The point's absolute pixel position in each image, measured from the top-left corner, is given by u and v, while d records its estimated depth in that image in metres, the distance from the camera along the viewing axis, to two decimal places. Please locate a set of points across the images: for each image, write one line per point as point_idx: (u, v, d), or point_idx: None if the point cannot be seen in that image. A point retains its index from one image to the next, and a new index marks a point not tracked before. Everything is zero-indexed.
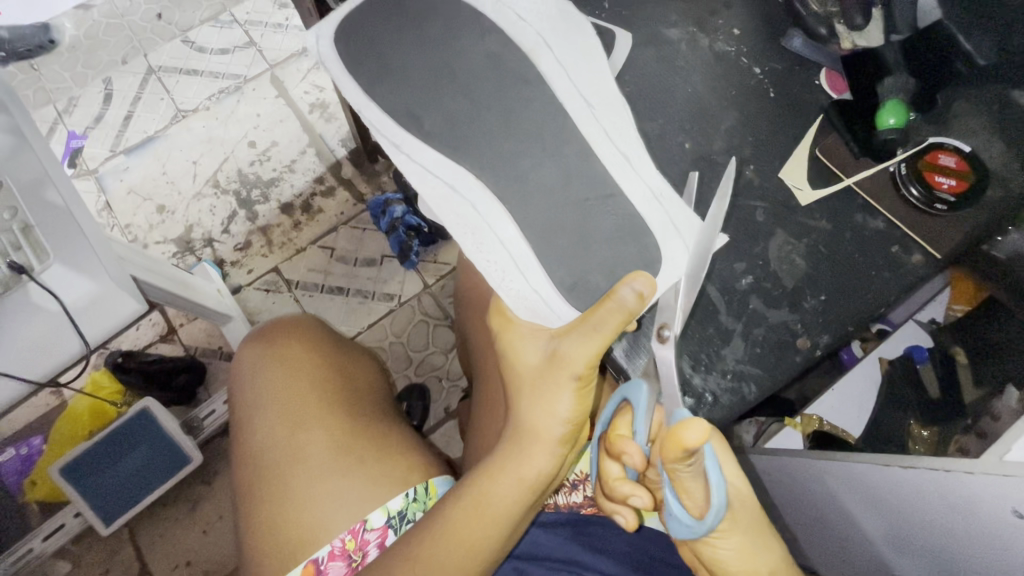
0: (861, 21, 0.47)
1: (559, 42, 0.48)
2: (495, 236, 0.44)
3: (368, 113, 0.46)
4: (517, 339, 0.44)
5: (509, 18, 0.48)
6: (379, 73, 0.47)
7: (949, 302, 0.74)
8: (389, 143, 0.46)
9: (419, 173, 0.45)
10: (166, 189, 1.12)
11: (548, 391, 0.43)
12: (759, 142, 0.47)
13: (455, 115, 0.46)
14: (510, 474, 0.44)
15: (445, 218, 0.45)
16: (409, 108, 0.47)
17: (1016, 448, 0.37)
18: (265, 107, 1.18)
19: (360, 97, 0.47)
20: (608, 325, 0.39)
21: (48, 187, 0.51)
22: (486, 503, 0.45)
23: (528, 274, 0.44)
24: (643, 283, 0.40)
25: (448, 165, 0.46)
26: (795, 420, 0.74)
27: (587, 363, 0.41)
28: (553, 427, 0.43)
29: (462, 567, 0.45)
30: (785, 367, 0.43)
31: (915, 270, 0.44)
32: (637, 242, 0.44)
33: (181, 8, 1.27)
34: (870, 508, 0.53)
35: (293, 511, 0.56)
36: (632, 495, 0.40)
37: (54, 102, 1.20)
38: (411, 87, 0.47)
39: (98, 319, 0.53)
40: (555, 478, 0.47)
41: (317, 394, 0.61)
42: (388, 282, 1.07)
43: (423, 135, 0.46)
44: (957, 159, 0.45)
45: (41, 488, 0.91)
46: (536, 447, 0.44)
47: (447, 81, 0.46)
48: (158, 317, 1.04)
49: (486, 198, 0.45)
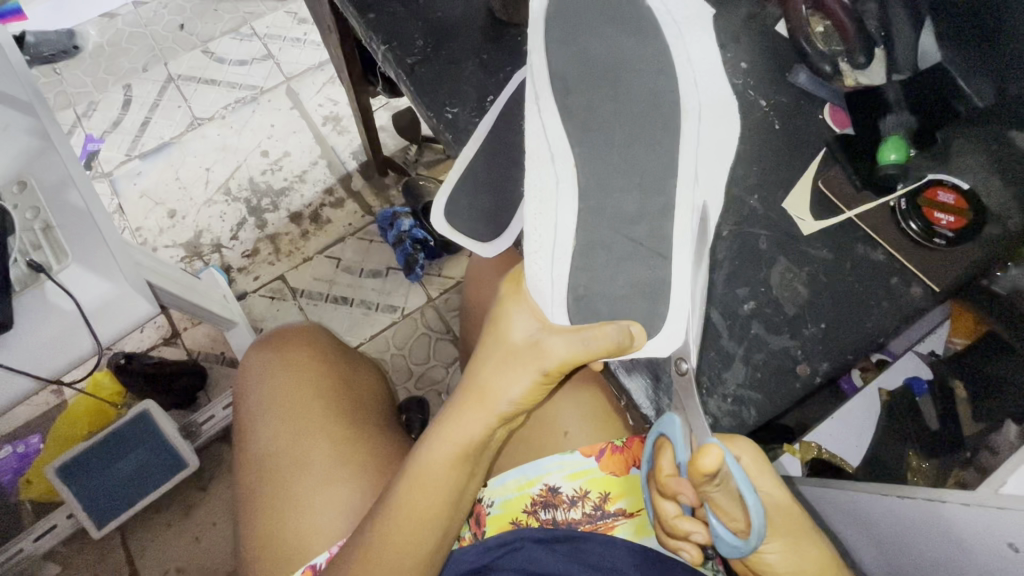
0: (864, 60, 0.49)
1: (709, 68, 0.46)
2: (556, 218, 0.44)
3: (536, 55, 0.46)
4: (513, 315, 0.45)
5: (681, 53, 0.46)
6: (563, 37, 0.46)
7: (948, 334, 0.71)
8: (530, 90, 0.46)
9: (535, 129, 0.45)
10: (178, 195, 1.14)
11: (514, 370, 0.44)
12: (763, 172, 0.49)
13: (594, 107, 0.45)
14: (450, 443, 0.46)
15: (530, 175, 0.45)
16: (565, 79, 0.46)
17: (1013, 481, 0.38)
18: (280, 117, 1.21)
19: (539, 42, 0.46)
20: (596, 346, 0.41)
21: (69, 189, 0.51)
22: (423, 476, 0.46)
23: (559, 255, 0.44)
24: (637, 331, 0.42)
25: (564, 138, 0.45)
26: (794, 447, 0.71)
27: (559, 365, 0.43)
28: (503, 402, 0.45)
29: (407, 550, 0.46)
30: (786, 393, 0.44)
31: (913, 302, 0.45)
32: (651, 301, 0.44)
33: (203, 20, 1.31)
34: (865, 534, 0.54)
35: (269, 499, 0.57)
36: (694, 531, 0.41)
37: (74, 105, 1.22)
38: (578, 64, 0.46)
39: (109, 319, 0.57)
40: (488, 448, 0.48)
41: (307, 384, 0.63)
42: (392, 294, 1.08)
43: (563, 105, 0.45)
44: (956, 196, 0.46)
45: (36, 487, 0.91)
46: (479, 416, 0.45)
47: (593, 85, 0.45)
48: (163, 320, 1.06)
49: (570, 184, 0.44)
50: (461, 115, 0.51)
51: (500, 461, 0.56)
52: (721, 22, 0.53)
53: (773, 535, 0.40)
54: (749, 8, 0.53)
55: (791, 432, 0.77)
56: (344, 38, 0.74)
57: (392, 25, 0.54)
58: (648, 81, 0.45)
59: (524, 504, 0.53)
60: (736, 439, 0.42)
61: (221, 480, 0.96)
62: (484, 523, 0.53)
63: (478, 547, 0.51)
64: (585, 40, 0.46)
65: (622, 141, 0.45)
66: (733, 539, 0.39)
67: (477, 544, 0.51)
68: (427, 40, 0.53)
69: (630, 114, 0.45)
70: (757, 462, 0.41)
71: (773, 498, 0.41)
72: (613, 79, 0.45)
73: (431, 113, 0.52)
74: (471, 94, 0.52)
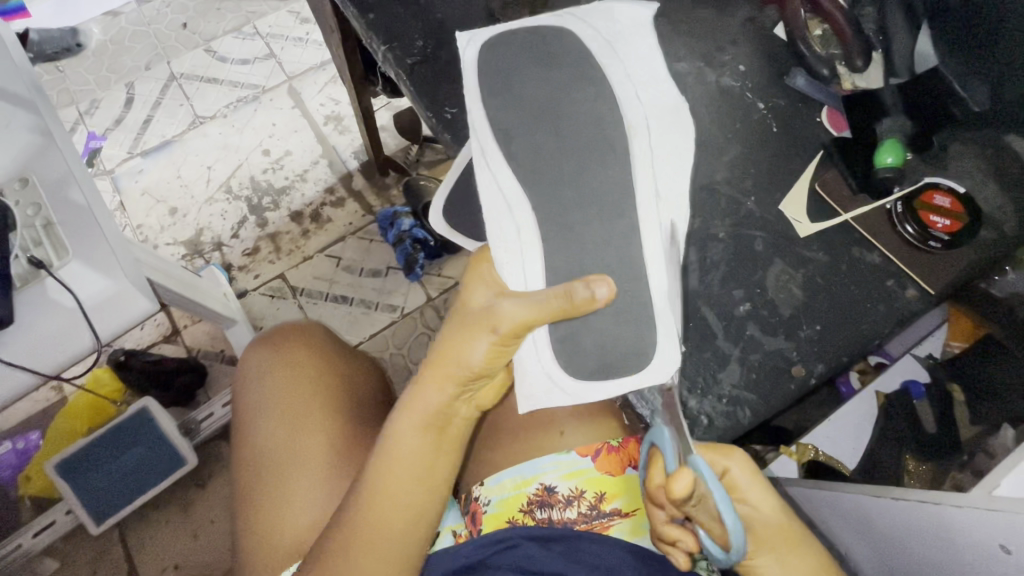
0: (861, 64, 0.50)
1: (652, 82, 0.47)
2: (519, 267, 0.44)
3: (473, 111, 0.45)
4: (472, 285, 0.46)
5: (618, 73, 0.46)
6: (499, 82, 0.46)
7: (947, 339, 0.73)
8: (476, 146, 0.45)
9: (486, 180, 0.44)
10: (179, 192, 1.15)
11: (465, 336, 0.45)
12: (760, 174, 0.49)
13: (540, 145, 0.44)
14: (415, 415, 0.47)
15: (489, 231, 0.44)
16: (506, 124, 0.45)
17: (1006, 483, 0.38)
18: (281, 116, 1.21)
19: (473, 92, 0.46)
20: (547, 302, 0.41)
21: (71, 187, 0.52)
22: (391, 448, 0.47)
23: (530, 259, 0.44)
24: (600, 288, 0.41)
25: (512, 181, 0.44)
26: (792, 451, 0.72)
27: (510, 326, 0.42)
28: (460, 366, 0.45)
29: (384, 528, 0.46)
30: (780, 394, 0.44)
31: (909, 305, 0.45)
32: (638, 330, 0.43)
33: (206, 19, 1.32)
34: (861, 536, 0.54)
35: (261, 486, 0.58)
36: (681, 539, 0.42)
37: (76, 103, 1.23)
38: (519, 107, 0.45)
39: (110, 316, 0.56)
40: (455, 420, 0.48)
41: (296, 371, 0.64)
42: (392, 293, 1.08)
43: (507, 153, 0.44)
44: (952, 200, 0.46)
45: (35, 483, 0.91)
46: (439, 383, 0.46)
47: (543, 118, 0.45)
48: (163, 317, 1.06)
49: (536, 227, 0.44)
50: (461, 116, 0.52)
51: (496, 460, 0.56)
52: (719, 24, 0.53)
53: (760, 547, 0.42)
54: (749, 12, 0.54)
55: (788, 434, 0.78)
56: (345, 37, 0.74)
57: (393, 25, 0.54)
58: (589, 108, 0.45)
59: (521, 503, 0.53)
60: (732, 451, 0.43)
61: (220, 477, 0.96)
62: (480, 522, 0.53)
63: (475, 543, 0.50)
64: (578, 45, 0.47)
65: (580, 170, 0.44)
66: (717, 552, 0.40)
67: (472, 540, 0.51)
68: (427, 40, 0.53)
69: (580, 151, 0.44)
70: (749, 472, 0.43)
71: (762, 512, 0.43)
72: (554, 110, 0.45)
73: (430, 113, 0.52)
74: None
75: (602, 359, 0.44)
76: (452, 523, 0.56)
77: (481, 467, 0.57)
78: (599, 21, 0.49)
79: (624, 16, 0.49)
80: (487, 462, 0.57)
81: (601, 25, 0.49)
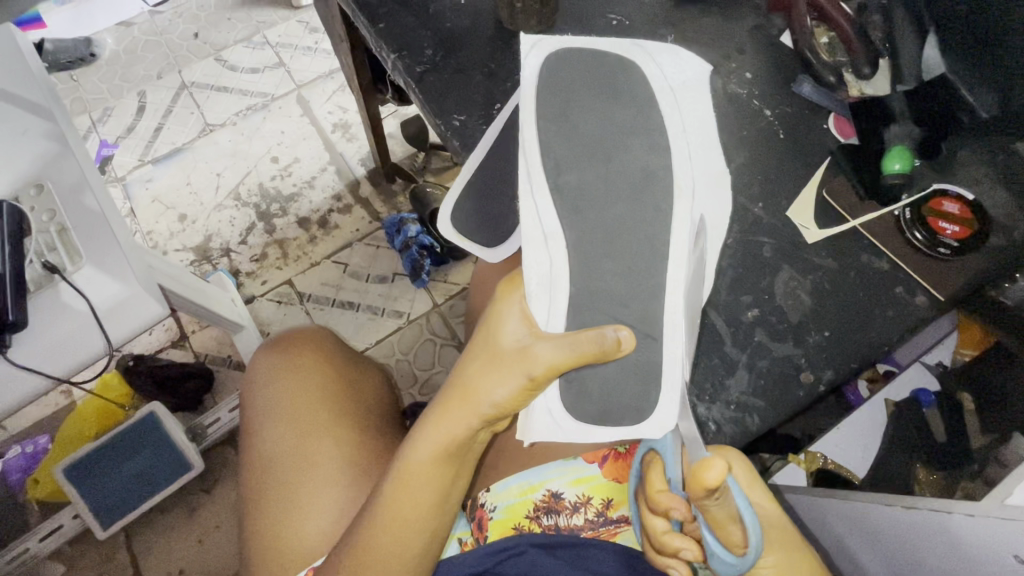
0: (869, 71, 0.50)
1: (697, 121, 0.45)
2: (550, 301, 0.43)
3: (527, 131, 0.43)
4: (502, 314, 0.44)
5: (677, 123, 0.44)
6: (557, 110, 0.43)
7: (955, 347, 0.73)
8: (522, 165, 0.42)
9: (530, 210, 0.42)
10: (188, 199, 1.16)
11: (499, 372, 0.42)
12: (766, 181, 0.49)
13: (587, 185, 0.42)
14: (434, 443, 0.45)
15: (529, 259, 0.42)
16: (557, 155, 0.42)
17: (1018, 492, 0.38)
18: (290, 124, 1.23)
19: (531, 117, 0.43)
20: (582, 348, 0.40)
21: (85, 193, 0.54)
22: (406, 478, 0.45)
23: (555, 295, 0.43)
24: (626, 335, 0.41)
25: (553, 214, 0.42)
26: (799, 458, 0.72)
27: (545, 371, 0.40)
28: (485, 404, 0.43)
29: (396, 553, 0.46)
30: (789, 401, 0.44)
31: (919, 311, 0.45)
32: (644, 383, 0.43)
33: (217, 29, 1.34)
34: (870, 546, 0.53)
35: (271, 498, 0.58)
36: (683, 548, 0.40)
37: (89, 111, 1.25)
38: (565, 135, 0.43)
39: (120, 320, 0.53)
40: (475, 447, 0.47)
41: (311, 389, 0.63)
42: (398, 300, 1.09)
43: (553, 186, 0.42)
44: (960, 207, 0.46)
45: (44, 487, 0.91)
46: (461, 418, 0.44)
47: (569, 129, 0.43)
48: (171, 323, 1.07)
49: (565, 265, 0.42)
50: (468, 123, 0.52)
51: (503, 465, 0.56)
52: (726, 32, 0.54)
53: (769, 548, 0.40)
54: (756, 20, 0.54)
55: (796, 442, 0.77)
56: (355, 46, 0.75)
57: (402, 34, 0.55)
58: (636, 146, 0.43)
59: (527, 509, 0.52)
60: (728, 450, 0.42)
61: (226, 483, 0.97)
62: (485, 528, 0.53)
63: (481, 551, 0.51)
64: (622, 72, 0.45)
65: (622, 215, 0.42)
66: (729, 556, 0.38)
67: (480, 549, 0.51)
68: (436, 49, 0.54)
69: (624, 190, 0.42)
70: (747, 473, 0.43)
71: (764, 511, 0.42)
72: (606, 151, 0.42)
73: (439, 121, 0.52)
74: (478, 103, 0.52)
75: (605, 396, 0.43)
76: (460, 530, 0.56)
77: (488, 474, 0.57)
78: (666, 64, 0.46)
79: (690, 64, 0.47)
80: (493, 468, 0.57)
81: (668, 69, 0.46)
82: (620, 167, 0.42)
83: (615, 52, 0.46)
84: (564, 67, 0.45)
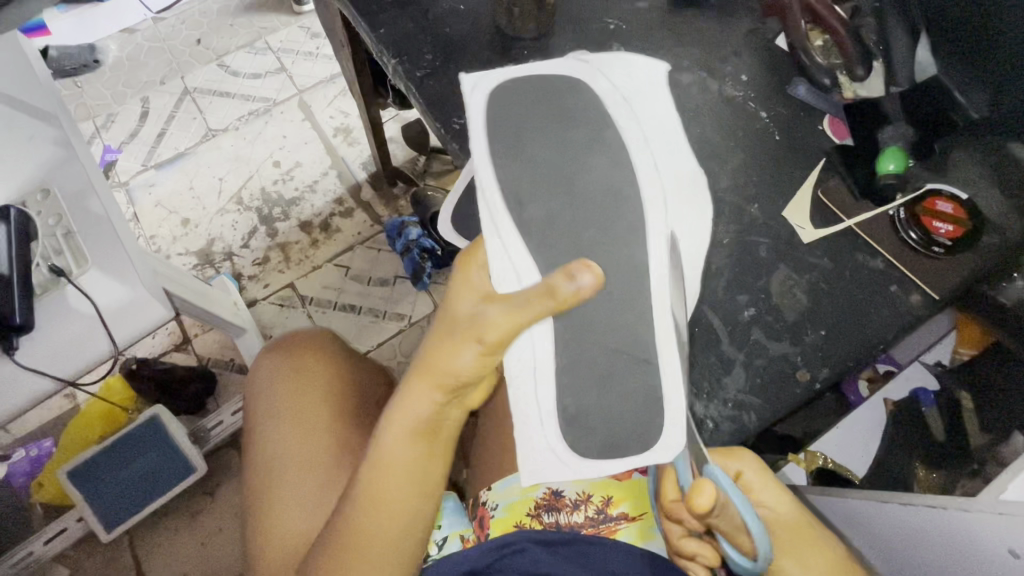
0: (862, 71, 0.51)
1: (663, 139, 0.46)
2: (532, 346, 0.42)
3: (482, 174, 0.42)
4: (458, 286, 0.42)
5: (635, 136, 0.44)
6: (511, 143, 0.43)
7: (955, 346, 0.74)
8: (484, 213, 0.42)
9: (499, 255, 0.42)
10: (191, 204, 1.17)
11: (454, 344, 0.41)
12: (762, 182, 0.50)
13: (555, 215, 0.42)
14: (403, 423, 0.44)
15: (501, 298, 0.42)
16: (517, 190, 0.42)
17: (1012, 488, 0.38)
18: (292, 129, 1.24)
19: (484, 158, 0.43)
20: (532, 303, 0.38)
21: (90, 197, 0.54)
22: (380, 459, 0.45)
23: (522, 271, 0.42)
24: (589, 279, 0.37)
25: (525, 255, 0.42)
26: (800, 458, 0.73)
27: (498, 334, 0.39)
28: (448, 374, 0.42)
29: (381, 535, 0.46)
30: (786, 399, 0.44)
31: (913, 310, 0.45)
32: (647, 410, 0.42)
33: (220, 34, 1.35)
34: (869, 545, 0.53)
35: (269, 493, 0.59)
36: (699, 551, 0.43)
37: (93, 117, 1.26)
38: (525, 170, 0.43)
39: (124, 318, 0.62)
40: (446, 425, 0.46)
41: (305, 385, 0.64)
42: (400, 302, 1.10)
43: (520, 224, 0.42)
44: (954, 206, 0.47)
45: (48, 490, 0.91)
46: (428, 393, 0.43)
47: (527, 163, 0.43)
48: (175, 326, 1.08)
49: (535, 279, 0.42)
50: (468, 126, 0.53)
51: (503, 464, 0.57)
52: (721, 36, 0.55)
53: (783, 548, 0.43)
54: (751, 23, 0.55)
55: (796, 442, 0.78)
56: (356, 52, 0.76)
57: (402, 39, 0.56)
58: (595, 156, 0.43)
59: (528, 507, 0.54)
60: (741, 454, 0.45)
61: (229, 486, 0.97)
62: (487, 527, 0.54)
63: (480, 547, 0.51)
64: (568, 87, 0.45)
65: (609, 222, 0.42)
66: (743, 562, 0.39)
67: (478, 545, 0.51)
68: (435, 54, 0.55)
69: (586, 212, 0.42)
70: (761, 473, 0.45)
71: (778, 513, 0.45)
72: (567, 179, 0.42)
73: (439, 125, 0.53)
74: None
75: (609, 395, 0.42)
76: (460, 528, 0.56)
77: (488, 469, 0.58)
78: (614, 74, 0.47)
79: (640, 69, 0.48)
80: (492, 467, 0.58)
81: (617, 79, 0.47)
82: (614, 163, 0.43)
83: (557, 74, 0.46)
84: (508, 96, 0.45)
